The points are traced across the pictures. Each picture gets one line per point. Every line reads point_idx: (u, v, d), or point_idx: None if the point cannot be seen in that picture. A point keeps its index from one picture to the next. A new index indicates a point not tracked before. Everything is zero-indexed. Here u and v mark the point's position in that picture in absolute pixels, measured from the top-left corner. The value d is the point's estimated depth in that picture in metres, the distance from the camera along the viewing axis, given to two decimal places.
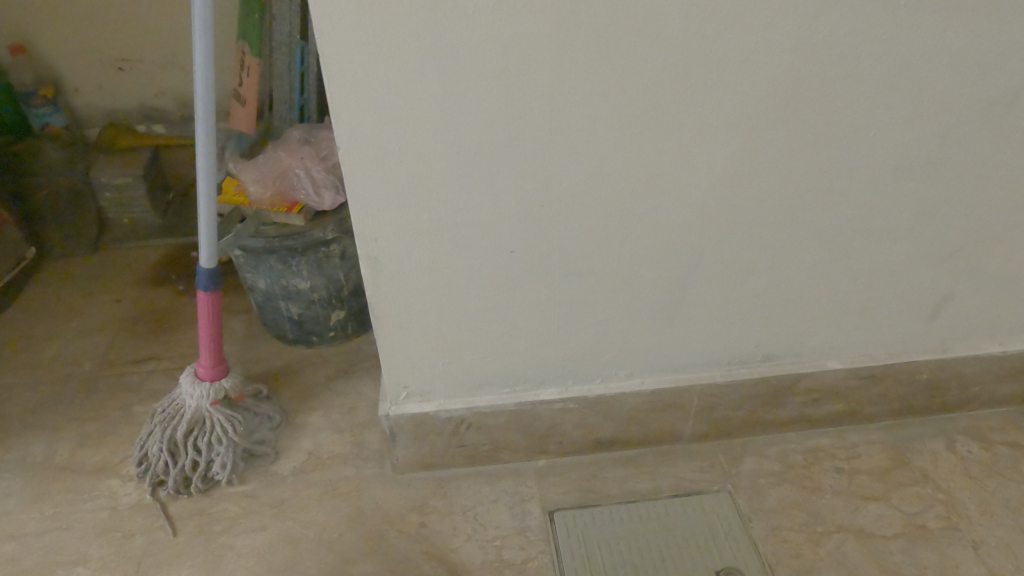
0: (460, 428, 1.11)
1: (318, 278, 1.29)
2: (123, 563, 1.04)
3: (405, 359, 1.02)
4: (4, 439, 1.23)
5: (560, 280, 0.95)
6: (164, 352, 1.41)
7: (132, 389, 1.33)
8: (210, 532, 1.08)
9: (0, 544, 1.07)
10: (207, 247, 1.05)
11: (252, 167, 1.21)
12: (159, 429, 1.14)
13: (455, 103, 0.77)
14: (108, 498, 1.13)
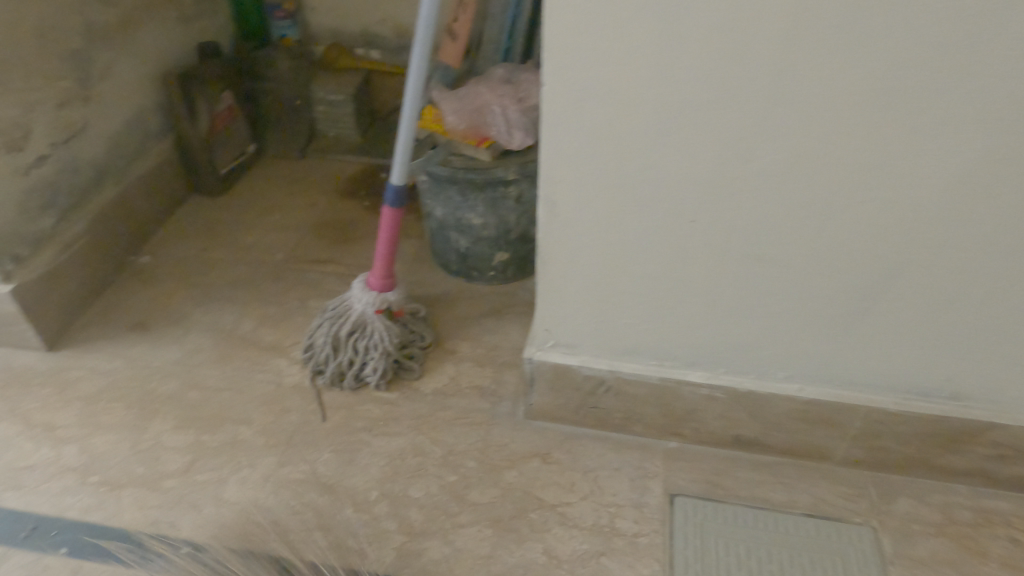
0: (598, 389, 1.10)
1: (491, 216, 1.32)
2: (278, 433, 1.16)
3: (560, 308, 1.02)
4: (203, 304, 1.41)
5: (737, 262, 0.90)
6: (342, 258, 1.53)
7: (310, 284, 1.46)
8: (352, 426, 1.17)
9: (187, 389, 1.23)
10: (401, 164, 1.12)
11: (453, 98, 1.24)
12: (328, 324, 1.25)
13: (671, 53, 0.74)
14: (275, 374, 1.27)
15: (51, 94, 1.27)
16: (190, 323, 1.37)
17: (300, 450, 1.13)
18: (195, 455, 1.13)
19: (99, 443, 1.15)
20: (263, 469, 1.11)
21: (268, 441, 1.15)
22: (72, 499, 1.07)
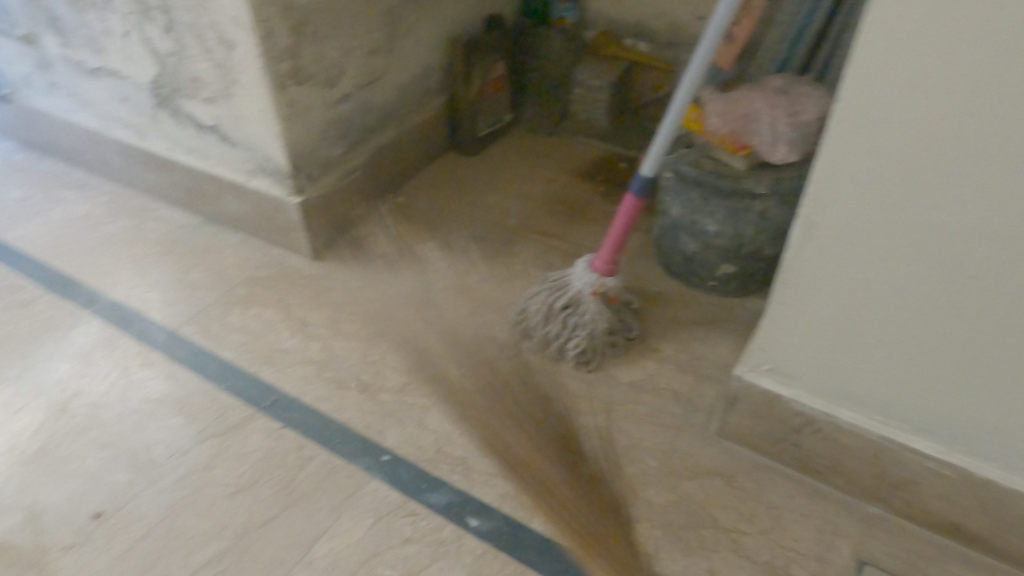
0: (805, 429, 1.04)
1: (728, 227, 1.29)
2: (481, 380, 1.25)
3: (786, 334, 0.97)
4: (439, 249, 1.55)
5: (1014, 335, 0.79)
6: (568, 236, 1.59)
7: (535, 253, 1.53)
8: (547, 394, 1.23)
9: (413, 320, 1.38)
10: (656, 154, 1.14)
11: (721, 101, 1.22)
12: (545, 293, 1.31)
13: (1000, 91, 0.66)
14: (489, 327, 1.36)
15: (365, 44, 1.46)
16: (426, 263, 1.51)
17: (497, 401, 1.21)
18: (409, 379, 1.26)
19: (337, 347, 1.32)
20: (462, 408, 1.20)
21: (471, 386, 1.24)
22: (309, 386, 1.25)
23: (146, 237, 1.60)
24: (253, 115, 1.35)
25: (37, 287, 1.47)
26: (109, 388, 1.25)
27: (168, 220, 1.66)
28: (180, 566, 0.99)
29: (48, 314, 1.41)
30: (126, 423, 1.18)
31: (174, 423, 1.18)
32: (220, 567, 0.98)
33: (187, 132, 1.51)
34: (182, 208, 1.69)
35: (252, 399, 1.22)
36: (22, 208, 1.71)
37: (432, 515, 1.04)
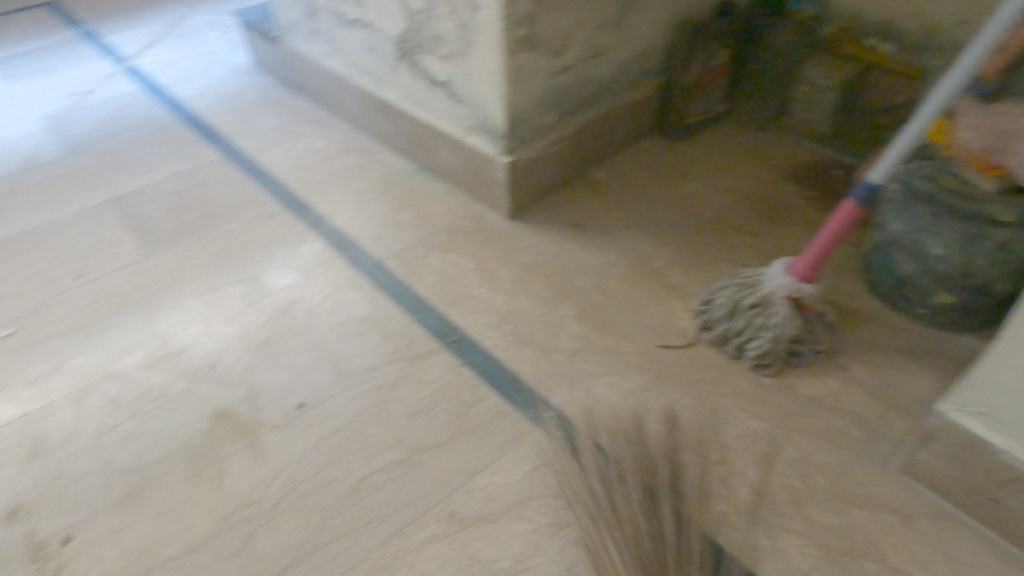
0: (1011, 486, 0.93)
1: (955, 254, 1.17)
2: (652, 361, 1.26)
3: (1012, 377, 0.87)
4: (630, 228, 1.56)
5: None
6: (766, 236, 1.52)
7: (727, 248, 1.50)
8: (718, 389, 1.21)
9: (595, 292, 1.41)
10: (890, 162, 1.06)
11: (979, 115, 1.13)
12: (733, 289, 1.29)
13: None
14: (668, 312, 1.36)
15: (596, 18, 1.50)
16: (614, 239, 1.54)
17: (665, 385, 1.22)
18: (582, 345, 1.30)
19: (520, 303, 1.39)
20: (630, 384, 1.22)
21: (642, 364, 1.25)
22: (490, 334, 1.33)
23: (368, 176, 1.78)
24: (483, 76, 1.44)
25: (277, 204, 1.70)
26: (324, 300, 1.42)
27: (388, 163, 1.82)
28: (361, 464, 1.11)
29: (283, 228, 1.62)
30: (333, 333, 1.34)
31: (371, 341, 1.32)
32: (394, 473, 1.09)
33: (420, 85, 1.65)
34: (401, 154, 1.85)
35: (439, 334, 1.33)
36: (273, 135, 1.97)
37: None
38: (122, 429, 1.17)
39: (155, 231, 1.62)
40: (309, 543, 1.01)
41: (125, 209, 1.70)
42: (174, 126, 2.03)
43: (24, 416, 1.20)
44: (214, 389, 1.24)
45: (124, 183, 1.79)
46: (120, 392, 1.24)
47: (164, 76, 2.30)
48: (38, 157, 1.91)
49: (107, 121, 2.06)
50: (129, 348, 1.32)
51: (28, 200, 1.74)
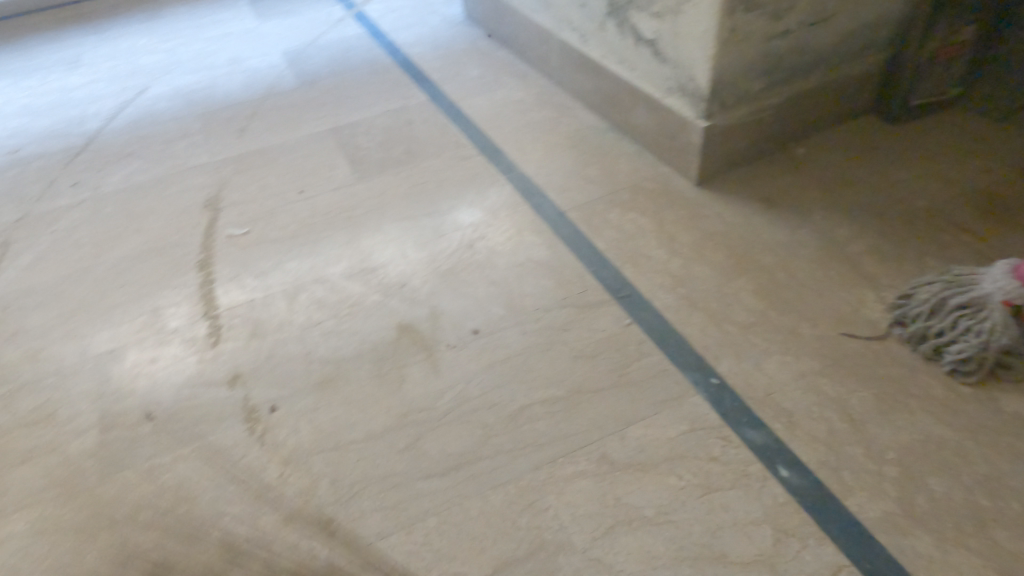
0: None
1: None
2: (832, 348, 1.19)
3: None
4: (826, 209, 1.47)
5: None
6: (988, 236, 1.36)
7: (938, 243, 1.36)
8: (904, 388, 1.12)
9: (778, 269, 1.35)
10: None
11: None
12: (942, 286, 1.17)
13: None
14: (857, 300, 1.27)
15: None
16: (807, 219, 1.45)
17: (843, 374, 1.15)
18: (757, 320, 1.26)
19: (697, 269, 1.37)
20: (803, 367, 1.17)
21: (820, 349, 1.19)
22: (662, 294, 1.33)
23: (560, 130, 1.82)
24: (693, 35, 1.41)
25: (474, 148, 1.80)
26: (506, 241, 1.49)
27: (581, 119, 1.85)
28: (524, 394, 1.17)
29: (476, 170, 1.72)
30: (511, 272, 1.41)
31: (546, 285, 1.37)
32: (553, 408, 1.15)
33: (626, 42, 1.65)
34: (595, 112, 1.87)
35: (611, 288, 1.35)
36: (476, 84, 2.08)
37: (744, 448, 1.06)
38: (324, 326, 1.33)
39: (366, 160, 1.79)
40: (468, 454, 1.09)
41: (342, 139, 1.89)
42: (390, 69, 2.20)
43: (250, 302, 1.41)
44: (402, 305, 1.36)
45: (345, 116, 1.99)
46: (325, 294, 1.40)
47: (386, 23, 2.50)
48: (278, 86, 2.17)
49: (335, 59, 2.29)
50: (336, 258, 1.49)
51: (267, 123, 2.00)
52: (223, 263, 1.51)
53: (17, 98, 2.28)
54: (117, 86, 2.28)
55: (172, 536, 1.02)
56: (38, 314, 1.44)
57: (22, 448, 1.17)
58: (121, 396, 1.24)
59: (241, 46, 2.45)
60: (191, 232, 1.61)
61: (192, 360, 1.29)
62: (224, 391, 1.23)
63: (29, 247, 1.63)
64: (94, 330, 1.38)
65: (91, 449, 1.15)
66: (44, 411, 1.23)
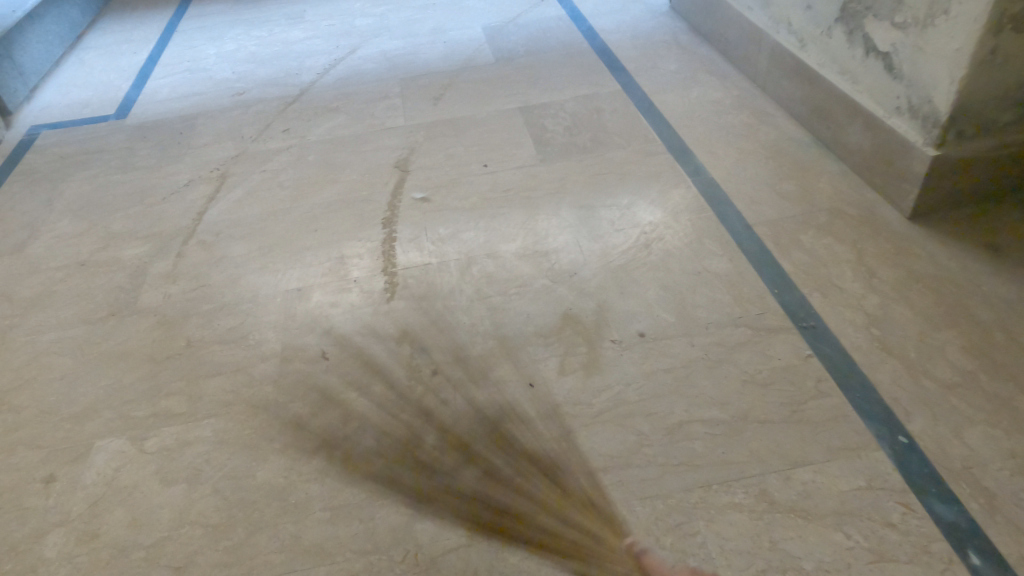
0: None
1: None
2: None
3: None
4: None
5: None
6: None
7: None
8: None
9: (998, 328, 1.18)
10: None
11: None
12: None
13: None
14: None
15: None
16: None
17: None
18: (963, 381, 1.11)
19: (897, 312, 1.24)
20: (1016, 445, 1.01)
21: None
22: (852, 332, 1.21)
23: (757, 137, 1.72)
24: (942, 51, 1.26)
25: (662, 145, 1.74)
26: (684, 246, 1.43)
27: (782, 129, 1.73)
28: (684, 409, 1.12)
29: (661, 168, 1.66)
30: (686, 280, 1.35)
31: (722, 299, 1.30)
32: (714, 431, 1.09)
33: (853, 53, 1.51)
34: (799, 123, 1.74)
35: (793, 315, 1.26)
36: (672, 78, 2.01)
37: (930, 521, 0.94)
38: (491, 302, 1.35)
39: (551, 143, 1.79)
40: (619, 458, 1.06)
41: (530, 118, 1.91)
42: (586, 54, 2.19)
43: (425, 265, 1.46)
44: (570, 294, 1.35)
45: (535, 96, 2.00)
46: (496, 270, 1.42)
47: (587, 8, 2.48)
48: (475, 59, 2.23)
49: (532, 39, 2.31)
50: (510, 236, 1.51)
51: (461, 94, 2.06)
52: (404, 223, 1.58)
53: (247, 45, 2.52)
54: (331, 44, 2.45)
55: (330, 473, 1.08)
56: (242, 244, 1.58)
57: (216, 363, 1.29)
58: (302, 333, 1.33)
59: (445, 17, 2.54)
60: (380, 190, 1.70)
61: (367, 312, 1.36)
62: (393, 346, 1.28)
63: (241, 182, 1.80)
64: (286, 267, 1.50)
65: (272, 376, 1.25)
66: (238, 333, 1.35)
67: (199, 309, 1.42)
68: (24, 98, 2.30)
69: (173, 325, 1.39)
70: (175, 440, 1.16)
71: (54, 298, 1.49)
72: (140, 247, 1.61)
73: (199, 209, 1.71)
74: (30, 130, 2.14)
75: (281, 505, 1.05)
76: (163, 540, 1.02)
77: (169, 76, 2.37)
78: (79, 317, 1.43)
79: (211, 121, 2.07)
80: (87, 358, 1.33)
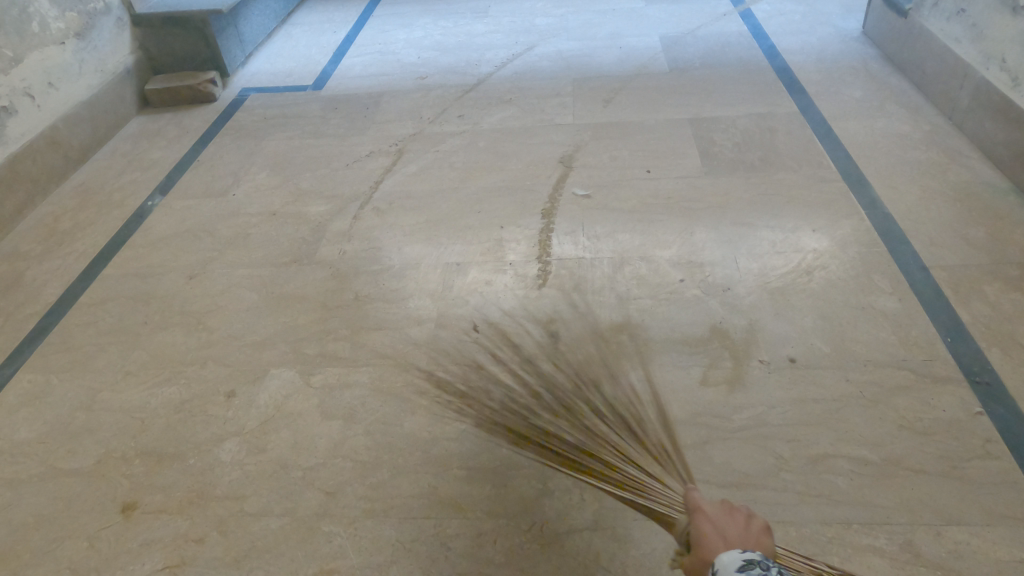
0: None
1: None
2: None
3: None
4: None
5: None
6: None
7: None
8: None
9: None
10: None
11: None
12: None
13: None
14: None
15: None
16: None
17: None
18: None
19: None
20: None
21: None
22: None
23: (947, 177, 1.61)
24: None
25: (837, 173, 1.67)
26: (849, 278, 1.37)
27: (978, 171, 1.61)
28: (830, 442, 1.09)
29: (833, 196, 1.60)
30: (848, 313, 1.30)
31: (886, 338, 1.24)
32: (861, 470, 1.04)
33: None
34: (998, 168, 1.61)
35: (966, 367, 1.17)
36: (856, 106, 1.92)
37: None
38: (640, 303, 1.37)
39: (718, 157, 1.78)
40: (754, 478, 1.05)
41: (699, 130, 1.90)
42: (765, 72, 2.14)
43: (579, 259, 1.50)
44: (721, 308, 1.34)
45: (706, 109, 1.99)
46: (648, 274, 1.44)
47: (772, 26, 2.42)
48: (650, 67, 2.25)
49: (710, 52, 2.29)
50: (666, 243, 1.52)
51: (631, 99, 2.08)
52: (563, 217, 1.63)
53: (434, 34, 2.68)
54: (511, 39, 2.56)
55: (470, 437, 1.15)
56: (411, 215, 1.70)
57: (378, 319, 1.41)
58: (457, 304, 1.42)
59: (624, 23, 2.58)
60: (543, 182, 1.76)
61: (519, 294, 1.42)
62: (540, 330, 1.34)
63: (416, 158, 1.93)
64: (449, 242, 1.60)
65: (426, 339, 1.35)
66: (400, 295, 1.46)
67: (368, 268, 1.55)
68: (240, 63, 2.59)
69: (345, 279, 1.52)
70: (337, 380, 1.28)
71: (249, 240, 1.68)
72: (323, 205, 1.78)
73: (376, 179, 1.86)
74: (242, 91, 2.42)
75: (423, 456, 1.13)
76: (318, 466, 1.13)
77: (362, 56, 2.58)
78: (267, 259, 1.61)
79: (395, 101, 2.24)
80: (271, 296, 1.49)
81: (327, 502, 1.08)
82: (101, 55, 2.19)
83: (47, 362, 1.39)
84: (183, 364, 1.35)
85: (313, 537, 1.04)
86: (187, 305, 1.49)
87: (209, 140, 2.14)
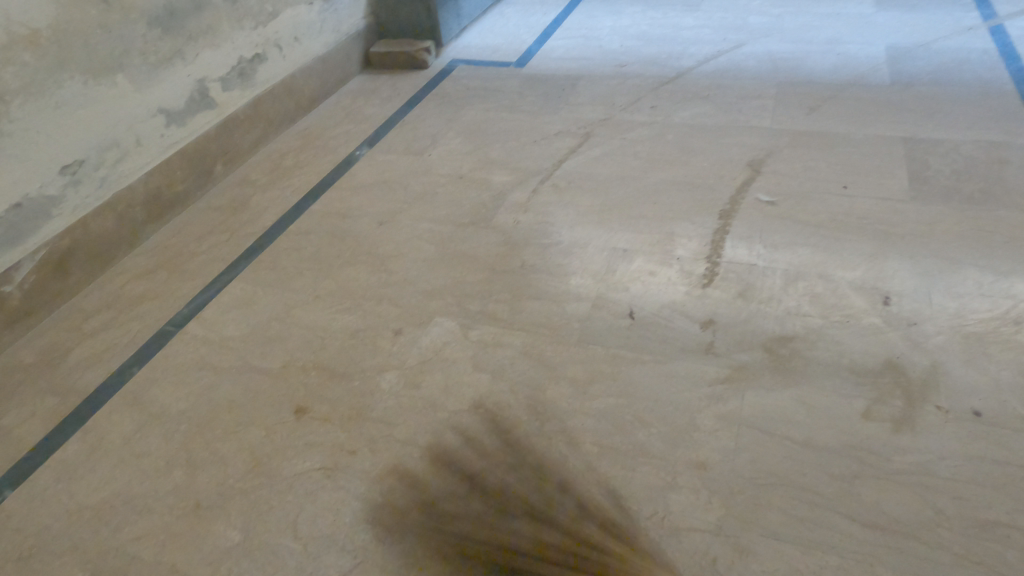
0: None
1: None
2: None
3: None
4: None
5: None
6: None
7: None
8: None
9: None
10: None
11: None
12: None
13: None
14: None
15: None
16: None
17: None
18: None
19: None
20: None
21: None
22: None
23: None
24: None
25: None
26: None
27: None
28: (1005, 509, 0.97)
29: None
30: None
31: None
32: None
33: None
34: None
35: None
36: None
37: None
38: (810, 321, 1.30)
39: (930, 183, 1.62)
40: (905, 526, 0.97)
41: (913, 151, 1.73)
42: (1007, 96, 1.89)
43: (751, 265, 1.45)
44: (902, 342, 1.23)
45: (927, 129, 1.81)
46: (824, 293, 1.36)
47: None
48: (868, 78, 2.08)
49: (943, 68, 2.07)
50: (851, 264, 1.42)
51: (840, 110, 1.95)
52: (742, 220, 1.58)
53: (641, 24, 2.68)
54: (720, 36, 2.48)
55: (607, 416, 1.17)
56: (587, 197, 1.74)
57: (540, 289, 1.46)
58: (618, 288, 1.44)
59: (847, 29, 2.40)
60: (727, 182, 1.71)
61: (681, 290, 1.41)
62: (696, 328, 1.32)
63: (602, 143, 1.96)
64: (620, 227, 1.62)
65: (582, 316, 1.38)
66: (564, 270, 1.51)
67: (538, 240, 1.61)
68: (454, 35, 2.77)
69: (515, 247, 1.60)
70: (492, 338, 1.36)
71: (435, 197, 1.81)
72: (506, 176, 1.87)
73: (560, 157, 1.92)
74: (451, 62, 2.58)
75: (560, 425, 1.17)
76: (463, 412, 1.22)
77: (567, 39, 2.64)
78: (448, 217, 1.73)
79: (591, 85, 2.28)
80: (447, 251, 1.61)
81: (466, 445, 1.16)
82: (340, 18, 2.45)
83: (257, 275, 1.61)
84: (363, 298, 1.50)
85: (448, 473, 1.12)
86: (373, 248, 1.65)
87: (416, 103, 2.32)
